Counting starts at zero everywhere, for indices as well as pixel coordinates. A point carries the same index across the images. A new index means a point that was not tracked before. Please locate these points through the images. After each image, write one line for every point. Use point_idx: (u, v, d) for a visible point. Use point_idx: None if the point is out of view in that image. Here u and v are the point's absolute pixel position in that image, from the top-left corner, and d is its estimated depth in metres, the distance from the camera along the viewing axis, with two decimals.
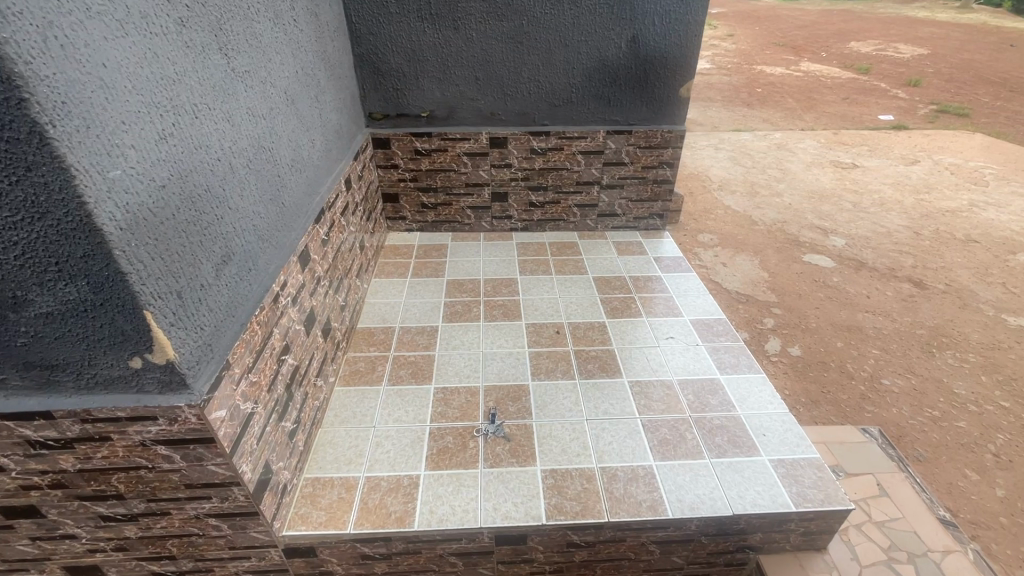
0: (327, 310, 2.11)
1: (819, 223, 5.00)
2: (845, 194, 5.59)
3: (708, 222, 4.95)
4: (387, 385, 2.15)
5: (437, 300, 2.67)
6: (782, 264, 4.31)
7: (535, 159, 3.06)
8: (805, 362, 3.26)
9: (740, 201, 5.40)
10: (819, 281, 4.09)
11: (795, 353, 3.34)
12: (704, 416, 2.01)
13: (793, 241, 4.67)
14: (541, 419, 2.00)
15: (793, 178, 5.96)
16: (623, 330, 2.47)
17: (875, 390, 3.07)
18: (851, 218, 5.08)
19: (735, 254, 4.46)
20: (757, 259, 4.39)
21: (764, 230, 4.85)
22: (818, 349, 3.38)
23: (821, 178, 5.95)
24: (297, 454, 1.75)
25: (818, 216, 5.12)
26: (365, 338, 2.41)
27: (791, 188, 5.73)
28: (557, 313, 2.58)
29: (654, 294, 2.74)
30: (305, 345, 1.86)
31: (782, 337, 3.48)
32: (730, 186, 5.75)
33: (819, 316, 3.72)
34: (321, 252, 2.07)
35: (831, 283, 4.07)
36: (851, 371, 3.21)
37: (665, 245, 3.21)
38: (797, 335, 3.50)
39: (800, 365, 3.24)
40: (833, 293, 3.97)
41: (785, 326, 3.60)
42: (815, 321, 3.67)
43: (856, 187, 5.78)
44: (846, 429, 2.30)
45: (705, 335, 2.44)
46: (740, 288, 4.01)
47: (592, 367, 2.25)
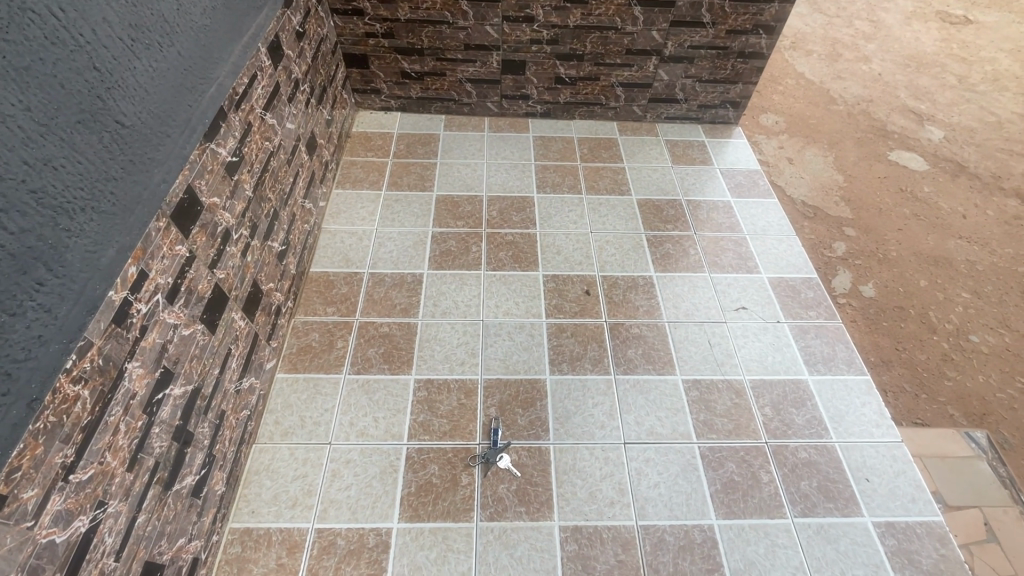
0: (252, 273, 1.41)
1: (914, 104, 3.92)
2: (951, 63, 4.35)
3: (774, 96, 3.85)
4: (348, 372, 1.55)
5: (422, 231, 1.93)
6: (863, 163, 3.41)
7: (569, 11, 2.04)
8: (882, 307, 2.63)
9: (817, 66, 4.19)
10: (908, 192, 3.24)
11: (870, 295, 2.69)
12: (786, 445, 1.45)
13: (880, 130, 3.67)
14: (561, 440, 1.44)
15: (888, 35, 4.61)
16: (676, 293, 1.79)
17: (960, 349, 2.50)
18: (955, 99, 3.98)
19: (804, 145, 3.50)
20: (832, 153, 3.46)
21: (844, 111, 3.80)
22: (899, 290, 2.72)
23: (922, 37, 4.61)
24: (214, 503, 1.23)
25: (913, 94, 4.01)
26: (321, 291, 1.74)
27: (884, 49, 4.45)
28: (587, 261, 1.87)
29: (721, 233, 1.99)
30: (211, 348, 1.21)
31: (854, 271, 2.78)
32: (807, 42, 4.45)
33: (902, 240, 2.97)
34: (230, 187, 1.29)
35: (921, 196, 3.23)
36: (934, 322, 2.60)
37: (736, 151, 2.34)
38: (874, 268, 2.81)
39: (874, 311, 2.61)
40: (922, 209, 3.17)
41: (860, 254, 2.88)
42: (896, 247, 2.94)
43: (966, 52, 4.50)
44: (949, 436, 1.79)
45: (789, 307, 1.77)
46: (808, 195, 3.17)
47: (633, 354, 1.62)
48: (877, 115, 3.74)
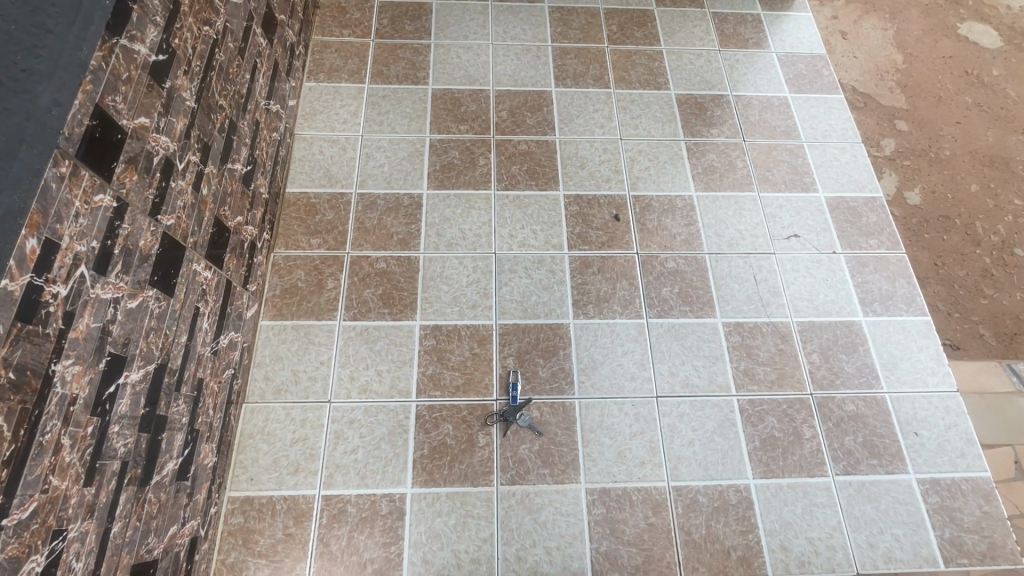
0: (211, 209, 1.13)
1: None
2: None
3: None
4: (343, 318, 1.35)
5: (417, 138, 1.59)
6: (925, 29, 2.49)
7: None
8: (926, 218, 2.02)
9: None
10: (959, 65, 2.40)
11: (912, 204, 2.06)
12: (832, 397, 1.32)
13: None
14: (587, 395, 1.29)
15: None
16: (719, 218, 1.53)
17: (1005, 266, 1.94)
18: None
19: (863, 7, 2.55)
20: (899, 23, 2.49)
21: None
22: (946, 195, 2.08)
23: None
24: (206, 477, 1.10)
25: None
26: (302, 217, 1.47)
27: None
28: (616, 177, 1.57)
29: (775, 141, 1.67)
30: (172, 314, 0.99)
31: (899, 172, 2.11)
32: None
33: (959, 126, 2.24)
34: (162, 100, 0.96)
35: (989, 70, 2.40)
36: (978, 232, 2.01)
37: (798, 29, 1.90)
38: (923, 168, 2.13)
39: (915, 226, 2.01)
40: None
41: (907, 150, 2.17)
42: (949, 136, 2.21)
43: None
44: (990, 372, 1.74)
45: (847, 235, 1.53)
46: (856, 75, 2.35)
47: (668, 293, 1.42)
48: None
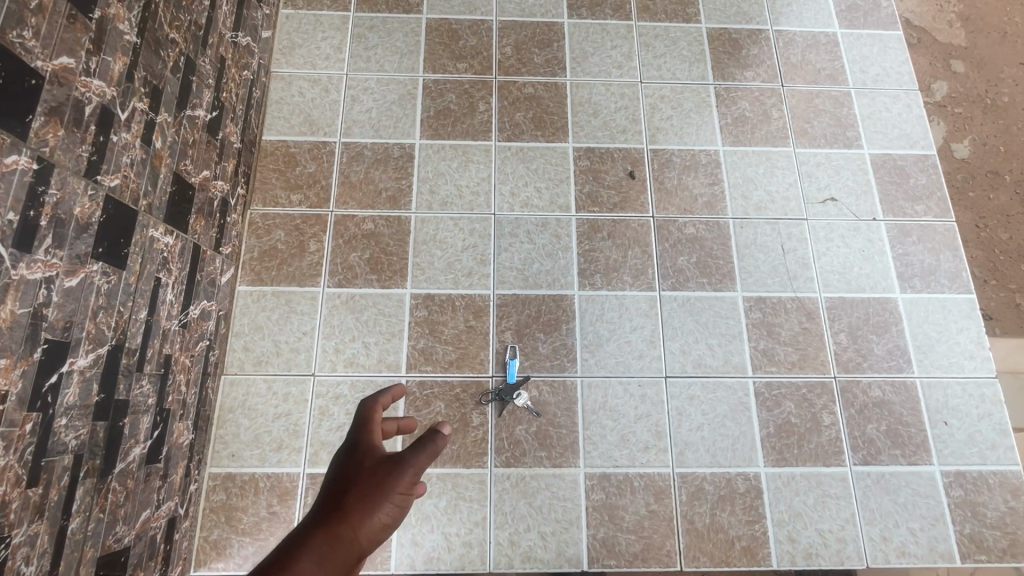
0: (169, 165, 0.99)
1: None
2: None
3: None
4: (327, 285, 1.24)
5: (409, 78, 1.40)
6: None
7: None
8: (975, 175, 1.81)
9: None
10: None
11: (960, 157, 1.84)
12: (857, 381, 1.22)
13: None
14: (590, 374, 1.19)
15: None
16: (747, 178, 1.36)
17: None
18: None
19: None
20: None
21: None
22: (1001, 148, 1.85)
23: None
24: (182, 456, 1.04)
25: None
26: (281, 170, 1.32)
27: None
28: (633, 128, 1.39)
29: (818, 87, 1.45)
30: (126, 289, 0.88)
31: (949, 121, 1.87)
32: None
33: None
34: (91, 34, 0.79)
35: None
36: None
37: None
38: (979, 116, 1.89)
39: (960, 183, 1.81)
40: None
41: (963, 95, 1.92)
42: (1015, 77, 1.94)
43: None
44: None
45: (891, 199, 1.36)
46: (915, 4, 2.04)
47: (684, 263, 1.28)
48: None
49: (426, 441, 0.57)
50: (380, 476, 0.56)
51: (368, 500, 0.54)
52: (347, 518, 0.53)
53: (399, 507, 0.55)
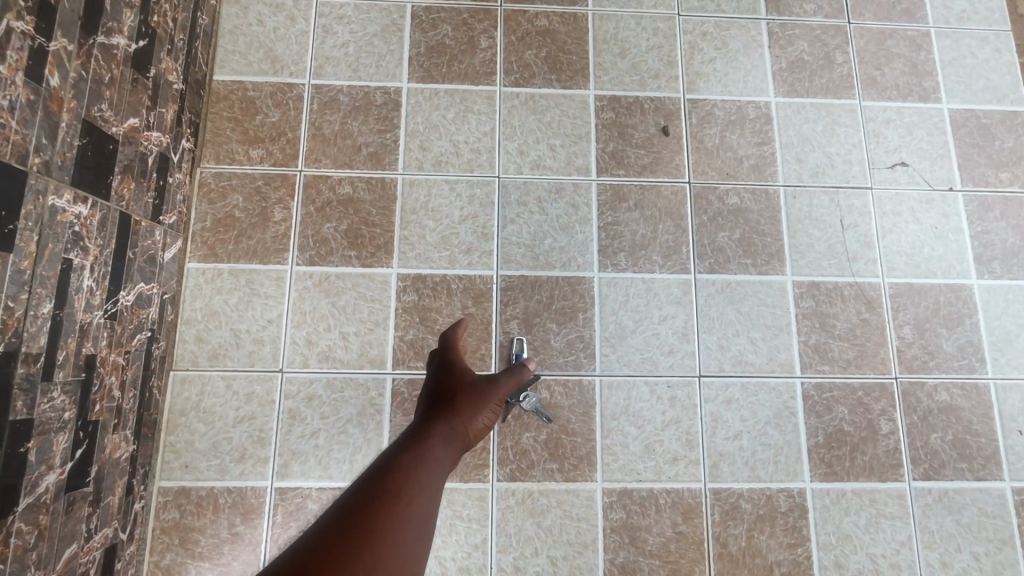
0: (76, 110, 0.76)
1: None
2: None
3: None
4: (296, 262, 1.02)
5: (394, 5, 1.14)
6: None
7: None
8: None
9: None
10: None
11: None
12: (922, 383, 1.04)
13: None
14: (611, 373, 1.01)
15: None
16: (803, 137, 1.13)
17: None
18: None
19: None
20: None
21: None
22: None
23: None
24: (120, 472, 0.86)
25: None
26: (238, 118, 1.08)
27: None
28: (667, 73, 1.14)
29: (892, 25, 1.20)
30: (15, 277, 0.67)
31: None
32: None
33: None
34: None
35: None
36: None
37: None
38: None
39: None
40: None
41: None
42: None
43: None
44: None
45: (972, 165, 1.14)
46: None
47: (725, 241, 1.07)
48: None
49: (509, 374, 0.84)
50: (479, 388, 0.80)
51: (476, 403, 0.77)
52: (461, 412, 0.75)
53: (491, 414, 0.81)
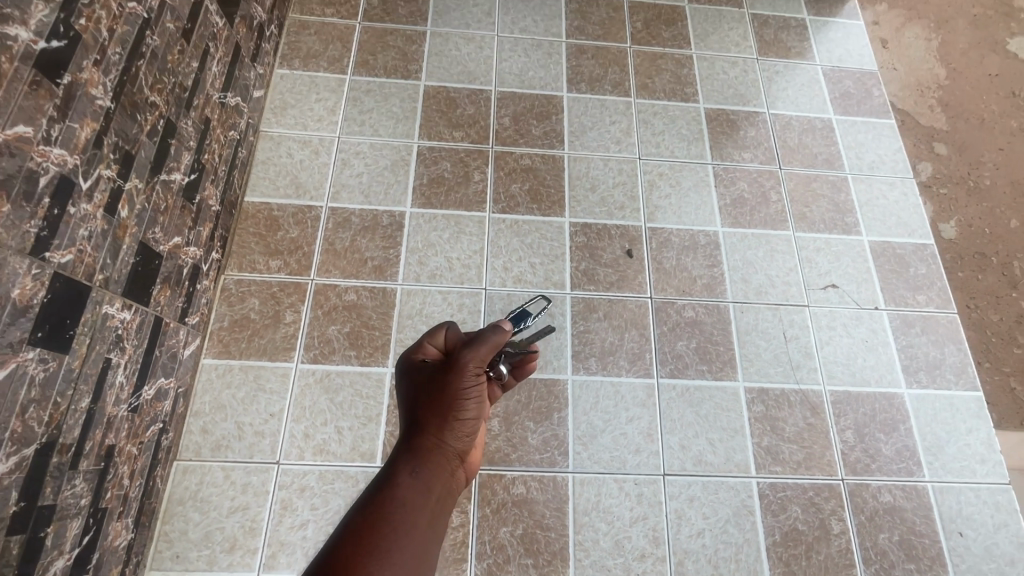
0: (134, 234, 0.91)
1: None
2: None
3: None
4: (301, 360, 1.14)
5: (404, 145, 1.37)
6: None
7: None
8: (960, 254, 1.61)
9: None
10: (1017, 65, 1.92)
11: (945, 238, 1.64)
12: (866, 485, 1.14)
13: None
14: (583, 470, 1.10)
15: None
16: (747, 260, 1.33)
17: None
18: None
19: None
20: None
21: None
22: (983, 230, 1.65)
23: None
24: (115, 561, 0.91)
25: None
26: (262, 233, 1.25)
27: None
28: (631, 205, 1.35)
29: (815, 172, 1.45)
30: (67, 375, 0.78)
31: (932, 202, 1.68)
32: None
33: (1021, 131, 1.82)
34: (56, 100, 0.73)
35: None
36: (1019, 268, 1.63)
37: (847, 40, 1.67)
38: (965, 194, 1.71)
39: (947, 262, 1.61)
40: None
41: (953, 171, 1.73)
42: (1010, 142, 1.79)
43: None
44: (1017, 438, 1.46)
45: (893, 288, 1.33)
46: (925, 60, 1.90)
47: (684, 349, 1.22)
48: None
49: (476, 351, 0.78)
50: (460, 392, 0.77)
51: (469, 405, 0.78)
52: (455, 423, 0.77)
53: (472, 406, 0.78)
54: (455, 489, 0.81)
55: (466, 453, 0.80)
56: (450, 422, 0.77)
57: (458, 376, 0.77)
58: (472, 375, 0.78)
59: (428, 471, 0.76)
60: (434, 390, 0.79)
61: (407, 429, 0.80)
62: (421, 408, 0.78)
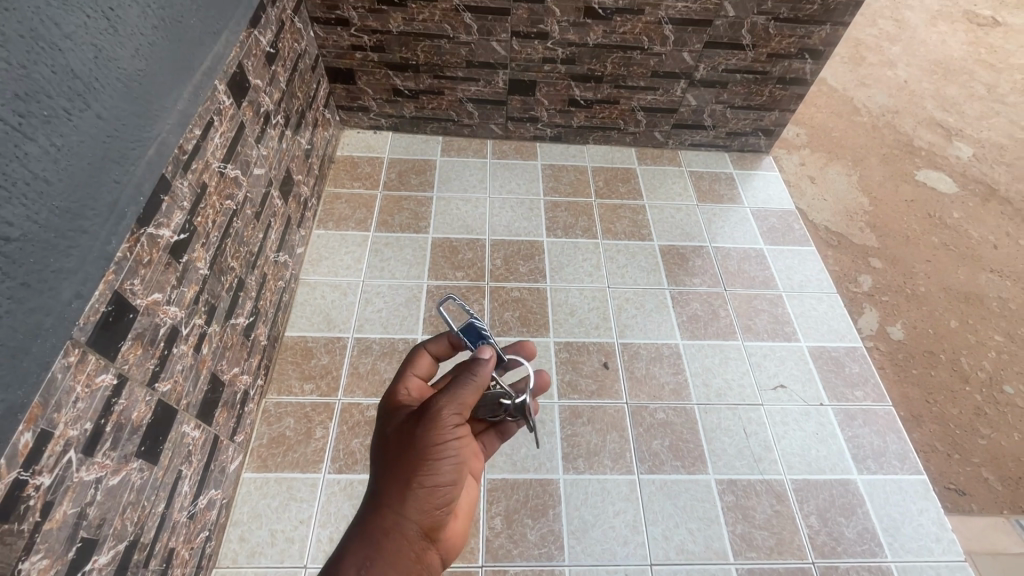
0: (209, 367, 1.16)
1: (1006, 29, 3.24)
2: None
3: (860, 32, 3.14)
4: (328, 471, 1.32)
5: (416, 284, 1.68)
6: (903, 149, 2.50)
7: (589, 27, 1.75)
8: (911, 353, 1.78)
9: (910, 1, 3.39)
10: (928, 204, 2.28)
11: (897, 338, 1.82)
12: (835, 567, 1.26)
13: (964, 71, 2.96)
14: (578, 562, 1.23)
15: None
16: (706, 367, 1.57)
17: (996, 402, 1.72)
18: None
19: (857, 124, 2.59)
20: (885, 142, 2.52)
21: (942, 48, 3.08)
22: (928, 329, 1.86)
23: None
24: None
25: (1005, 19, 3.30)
26: (299, 361, 1.50)
27: None
28: (604, 324, 1.63)
29: (755, 290, 1.76)
30: (153, 483, 0.98)
31: (879, 307, 1.88)
32: None
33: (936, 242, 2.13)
34: (177, 273, 1.03)
35: (948, 213, 2.26)
36: (964, 363, 1.79)
37: (767, 187, 2.10)
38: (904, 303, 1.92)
39: (902, 359, 1.77)
40: None
41: (888, 285, 1.96)
42: (932, 254, 2.09)
43: None
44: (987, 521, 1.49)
45: (833, 386, 1.56)
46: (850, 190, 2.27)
47: (659, 447, 1.41)
48: (922, 87, 2.82)
49: (448, 404, 0.82)
50: (428, 449, 0.81)
51: (437, 465, 0.81)
52: (421, 483, 0.80)
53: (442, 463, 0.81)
54: (422, 559, 0.82)
55: (431, 519, 0.81)
56: (414, 488, 0.80)
57: (426, 433, 0.81)
58: (440, 431, 0.81)
59: (387, 544, 0.78)
60: (404, 446, 0.82)
61: (373, 493, 0.82)
62: (387, 471, 0.81)
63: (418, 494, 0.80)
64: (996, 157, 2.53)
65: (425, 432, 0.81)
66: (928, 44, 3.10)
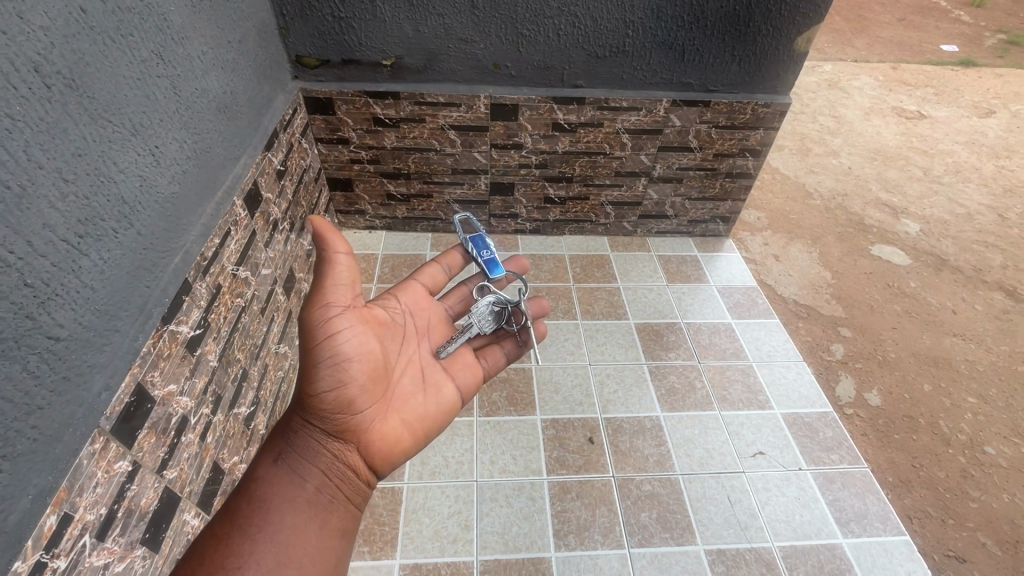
0: (212, 455, 1.22)
1: (931, 121, 3.68)
2: (968, 88, 4.05)
3: (802, 128, 3.55)
4: None
5: None
6: (853, 227, 2.75)
7: (558, 138, 2.03)
8: (891, 418, 1.83)
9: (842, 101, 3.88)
10: (887, 276, 2.48)
11: (876, 404, 1.88)
12: None
13: (899, 158, 3.32)
14: None
15: (907, 63, 4.36)
16: (687, 437, 1.64)
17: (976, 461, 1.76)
18: (985, 124, 3.67)
19: (809, 206, 2.87)
20: (835, 221, 2.78)
21: (875, 139, 3.48)
22: (902, 394, 1.93)
23: (942, 62, 4.37)
24: None
25: (927, 113, 3.76)
26: None
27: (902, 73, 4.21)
28: (588, 400, 1.72)
29: (726, 362, 1.88)
30: (153, 571, 1.01)
31: (854, 374, 1.96)
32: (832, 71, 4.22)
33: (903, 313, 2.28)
34: (191, 365, 1.14)
35: (902, 283, 2.45)
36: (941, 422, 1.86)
37: (729, 267, 2.31)
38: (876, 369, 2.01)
39: (884, 426, 1.81)
40: (993, 245, 2.73)
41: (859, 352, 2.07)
42: (895, 322, 2.24)
43: (986, 76, 4.23)
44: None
45: (809, 450, 1.63)
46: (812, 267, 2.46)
47: (647, 519, 1.44)
48: (863, 174, 3.16)
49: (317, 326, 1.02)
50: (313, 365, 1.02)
51: (322, 375, 1.02)
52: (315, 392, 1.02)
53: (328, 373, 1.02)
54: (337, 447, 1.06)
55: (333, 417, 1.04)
56: (310, 395, 1.03)
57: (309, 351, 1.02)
58: (317, 349, 1.02)
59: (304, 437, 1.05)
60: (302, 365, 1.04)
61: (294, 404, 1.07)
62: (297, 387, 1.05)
63: (313, 401, 1.03)
64: (938, 231, 2.79)
65: (305, 342, 1.03)
66: (866, 136, 3.50)
